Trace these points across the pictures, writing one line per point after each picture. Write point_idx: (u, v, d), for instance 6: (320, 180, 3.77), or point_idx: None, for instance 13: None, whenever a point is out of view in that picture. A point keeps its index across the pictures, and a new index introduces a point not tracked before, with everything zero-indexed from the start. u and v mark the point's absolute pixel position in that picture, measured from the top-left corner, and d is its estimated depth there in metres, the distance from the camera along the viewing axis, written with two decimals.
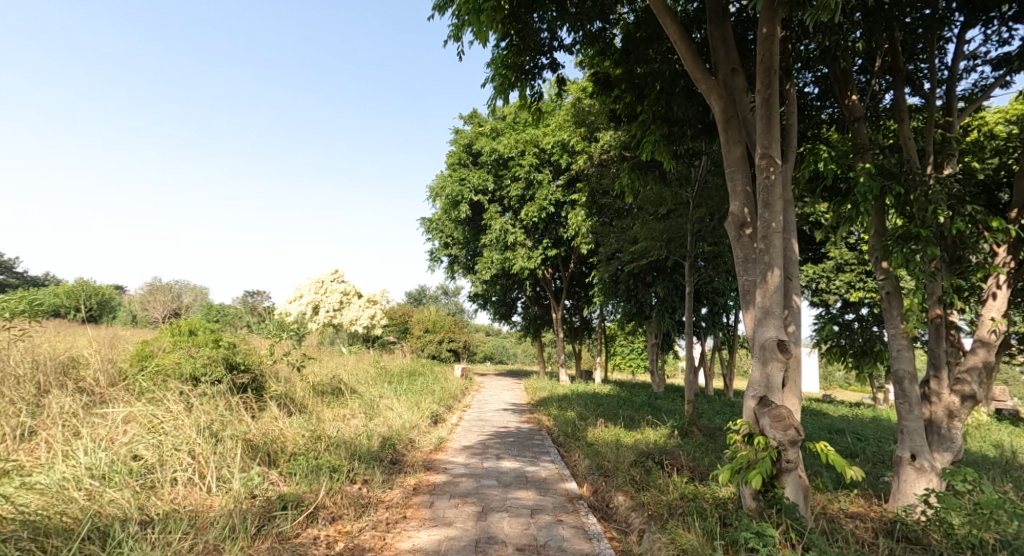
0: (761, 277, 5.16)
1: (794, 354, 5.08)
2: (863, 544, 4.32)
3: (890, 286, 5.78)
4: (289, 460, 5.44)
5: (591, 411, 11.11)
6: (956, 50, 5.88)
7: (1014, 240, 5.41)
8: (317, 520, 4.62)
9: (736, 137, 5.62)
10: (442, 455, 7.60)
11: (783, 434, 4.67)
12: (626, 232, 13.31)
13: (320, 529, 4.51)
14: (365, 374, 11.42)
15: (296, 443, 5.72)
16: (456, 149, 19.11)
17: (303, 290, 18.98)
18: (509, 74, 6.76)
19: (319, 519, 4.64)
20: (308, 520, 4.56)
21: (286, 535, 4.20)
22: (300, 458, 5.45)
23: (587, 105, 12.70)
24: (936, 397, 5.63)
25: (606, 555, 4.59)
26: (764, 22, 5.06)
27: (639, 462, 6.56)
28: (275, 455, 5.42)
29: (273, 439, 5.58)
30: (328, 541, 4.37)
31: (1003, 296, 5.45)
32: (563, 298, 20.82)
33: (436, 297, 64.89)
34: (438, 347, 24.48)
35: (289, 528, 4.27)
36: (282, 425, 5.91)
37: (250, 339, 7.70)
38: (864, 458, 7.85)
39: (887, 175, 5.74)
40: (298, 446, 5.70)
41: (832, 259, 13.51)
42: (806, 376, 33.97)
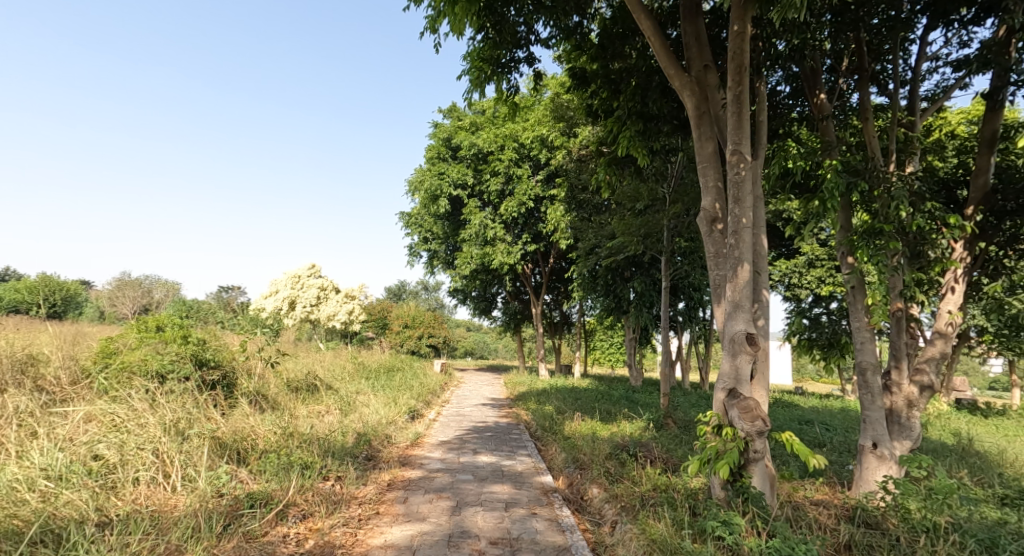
0: (731, 272, 5.25)
1: (762, 347, 5.18)
2: (825, 531, 4.45)
3: (855, 280, 5.92)
4: (260, 458, 5.37)
5: (569, 405, 11.18)
6: (920, 51, 6.03)
7: (971, 235, 5.59)
8: (287, 518, 4.57)
9: (708, 133, 5.71)
10: (418, 451, 7.58)
11: (750, 425, 4.76)
12: (604, 227, 13.41)
13: (290, 527, 4.47)
14: (342, 370, 11.30)
15: (268, 440, 5.65)
16: (435, 143, 18.98)
17: (279, 285, 18.57)
18: (484, 68, 6.77)
19: (289, 517, 4.59)
20: (277, 518, 4.51)
21: (254, 534, 4.15)
22: (270, 455, 5.38)
23: (565, 100, 12.73)
24: (896, 387, 5.80)
25: (578, 547, 4.64)
26: (735, 19, 5.11)
27: (614, 455, 6.64)
28: (245, 453, 5.34)
29: (243, 437, 5.50)
30: (298, 539, 4.33)
31: (960, 291, 5.63)
32: (543, 293, 20.90)
33: (415, 292, 64.55)
34: (417, 343, 24.36)
35: (256, 527, 4.22)
36: (253, 422, 5.82)
37: (221, 335, 7.53)
38: (832, 447, 8.06)
39: (852, 172, 5.88)
40: (270, 443, 5.63)
41: (804, 254, 13.78)
42: (780, 368, 34.71)
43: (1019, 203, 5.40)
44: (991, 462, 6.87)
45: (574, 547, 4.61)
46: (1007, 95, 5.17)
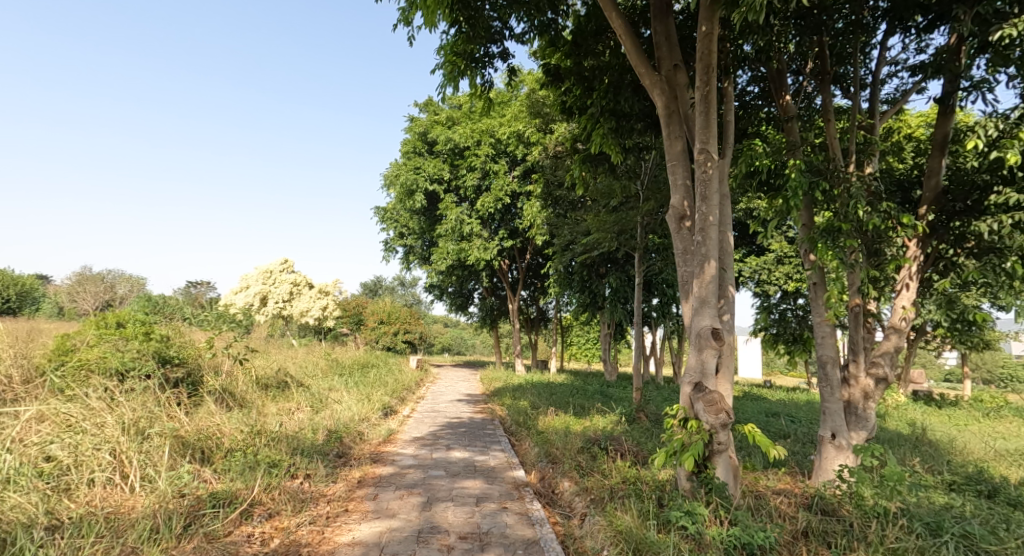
0: (698, 268, 5.35)
1: (727, 342, 5.30)
2: (785, 519, 4.57)
3: (816, 276, 6.11)
4: (225, 457, 5.29)
5: (543, 400, 11.27)
6: (879, 56, 6.22)
7: (923, 235, 5.79)
8: (252, 518, 4.52)
9: (677, 132, 5.80)
10: (391, 448, 7.54)
11: (714, 417, 4.91)
12: (579, 223, 13.50)
13: (254, 526, 4.42)
14: (315, 367, 11.16)
15: (234, 439, 5.56)
16: (411, 137, 18.77)
17: (249, 281, 18.17)
18: (458, 62, 6.74)
19: (254, 516, 4.55)
20: (241, 518, 4.47)
21: (216, 534, 4.11)
22: (235, 455, 5.30)
23: (541, 96, 12.74)
24: (854, 380, 6.01)
25: (547, 539, 4.70)
26: (703, 20, 5.20)
27: (586, 449, 6.74)
28: (209, 453, 5.25)
29: (208, 436, 5.40)
30: (262, 538, 4.29)
31: (915, 287, 5.82)
32: (519, 289, 20.95)
33: (391, 287, 64.00)
34: (393, 339, 24.19)
35: (218, 527, 4.16)
36: (219, 420, 5.72)
37: (187, 331, 7.35)
38: (795, 439, 8.32)
39: (815, 171, 6.05)
40: (236, 442, 5.55)
41: (773, 252, 14.09)
42: (750, 362, 35.50)
43: (969, 203, 5.58)
44: (942, 450, 7.17)
45: (543, 540, 4.67)
46: (958, 100, 5.36)
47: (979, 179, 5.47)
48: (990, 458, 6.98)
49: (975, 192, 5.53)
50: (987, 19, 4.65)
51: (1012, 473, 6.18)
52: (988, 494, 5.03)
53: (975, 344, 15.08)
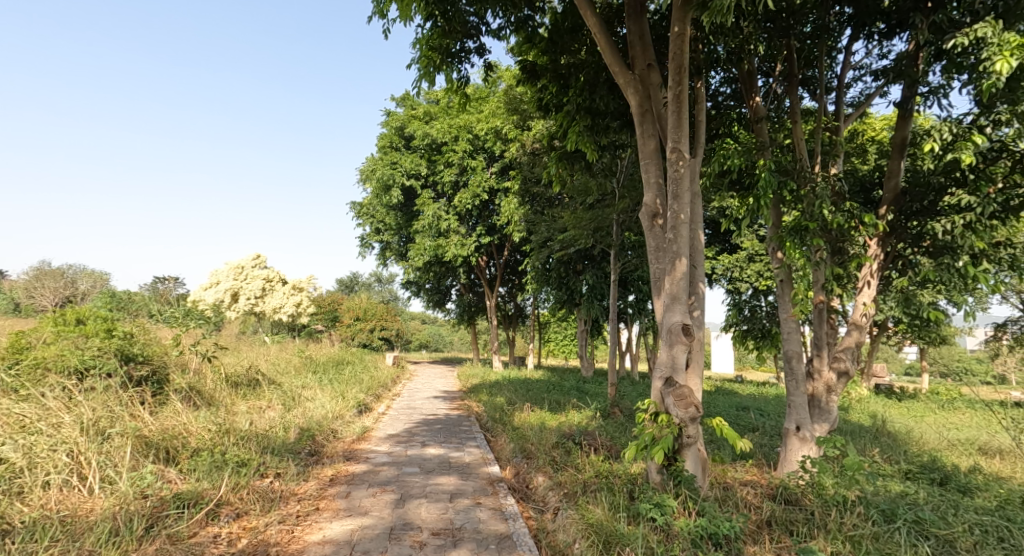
0: (670, 265, 5.44)
1: (697, 338, 5.40)
2: (750, 508, 4.69)
3: (783, 274, 6.28)
4: (192, 456, 5.19)
5: (519, 396, 11.31)
6: (844, 60, 6.38)
7: (883, 234, 5.98)
8: (219, 518, 4.47)
9: (650, 131, 5.87)
10: (365, 445, 7.49)
11: (684, 411, 5.01)
12: (556, 221, 13.58)
13: (221, 527, 4.37)
14: (288, 365, 10.97)
15: (201, 438, 5.45)
16: (387, 131, 18.57)
17: (219, 276, 17.66)
18: (433, 57, 6.69)
19: (221, 516, 4.49)
20: (207, 519, 4.41)
21: (180, 535, 4.05)
22: (202, 454, 5.20)
23: (519, 93, 12.72)
24: (818, 374, 6.19)
25: (519, 534, 4.73)
26: (675, 20, 5.28)
27: (560, 444, 6.80)
28: (175, 452, 5.14)
29: (174, 435, 5.29)
30: (229, 538, 4.24)
31: (875, 284, 6.00)
32: (497, 285, 20.97)
33: (368, 284, 63.32)
34: (368, 336, 23.93)
35: (183, 529, 4.10)
36: (186, 419, 5.62)
37: (152, 328, 7.16)
38: (762, 432, 8.53)
39: (782, 171, 6.19)
40: (203, 441, 5.44)
41: (745, 250, 14.37)
42: (723, 358, 36.17)
43: (924, 204, 5.80)
44: (900, 441, 7.45)
45: (515, 535, 4.71)
46: (916, 105, 5.54)
47: (935, 181, 5.66)
48: (944, 447, 7.28)
49: (930, 194, 5.74)
50: (943, 27, 4.82)
51: (964, 461, 6.47)
52: (940, 481, 5.26)
53: (933, 339, 15.66)
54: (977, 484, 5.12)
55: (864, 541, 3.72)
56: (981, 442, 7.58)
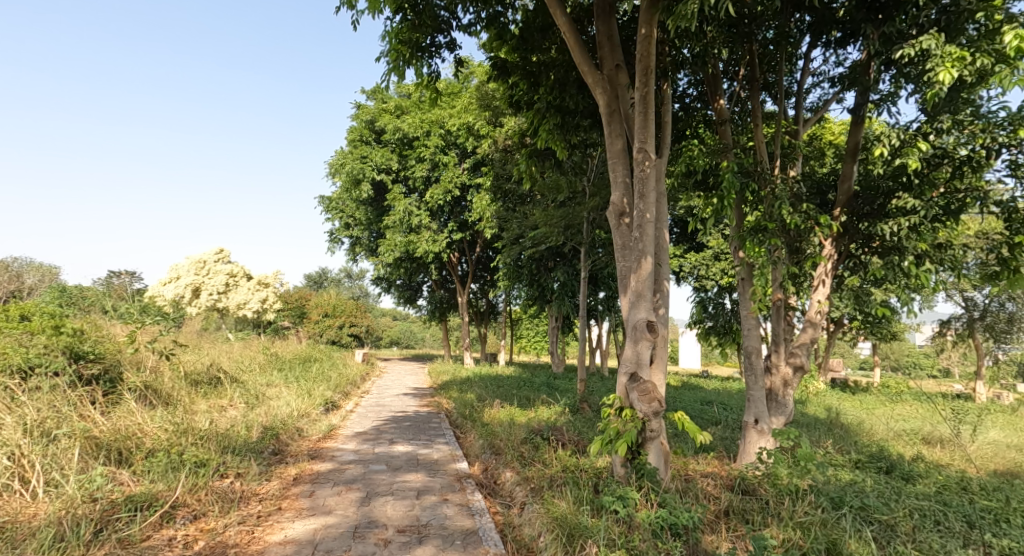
0: (635, 263, 5.53)
1: (661, 334, 5.52)
2: (709, 499, 4.82)
3: (744, 272, 6.45)
4: (146, 457, 5.04)
5: (489, 392, 11.35)
6: (804, 67, 6.58)
7: (836, 235, 6.20)
8: (174, 520, 4.38)
9: (618, 131, 5.95)
10: (331, 443, 7.42)
11: (647, 406, 5.12)
12: (527, 218, 13.63)
13: (177, 529, 4.29)
14: (252, 362, 10.74)
15: (157, 438, 5.30)
16: (357, 124, 18.26)
17: (180, 271, 17.15)
18: (403, 51, 6.58)
19: (177, 518, 4.40)
20: (162, 521, 4.31)
21: (133, 539, 3.96)
22: (157, 455, 5.04)
23: (491, 89, 12.68)
24: (775, 369, 6.39)
25: (485, 530, 4.77)
26: (643, 22, 5.33)
27: (528, 439, 6.86)
28: (129, 453, 5.00)
29: (127, 436, 5.13)
30: (186, 541, 4.16)
31: (830, 283, 6.21)
32: (468, 282, 20.93)
33: (337, 279, 62.27)
34: (337, 332, 23.59)
35: (135, 532, 4.01)
36: (141, 420, 5.46)
37: (105, 325, 6.91)
38: (724, 425, 8.76)
39: (744, 173, 6.33)
40: (159, 442, 5.29)
41: (711, 249, 14.68)
42: (690, 353, 36.94)
43: (874, 207, 5.99)
44: (852, 432, 7.76)
45: (481, 530, 4.74)
46: (869, 111, 5.76)
47: (884, 185, 5.91)
48: (891, 438, 7.61)
49: (880, 197, 5.94)
50: (892, 38, 5.02)
51: (908, 451, 6.79)
52: (887, 470, 5.52)
53: (885, 336, 16.36)
54: (919, 471, 5.39)
55: (813, 527, 3.85)
56: (925, 432, 7.96)
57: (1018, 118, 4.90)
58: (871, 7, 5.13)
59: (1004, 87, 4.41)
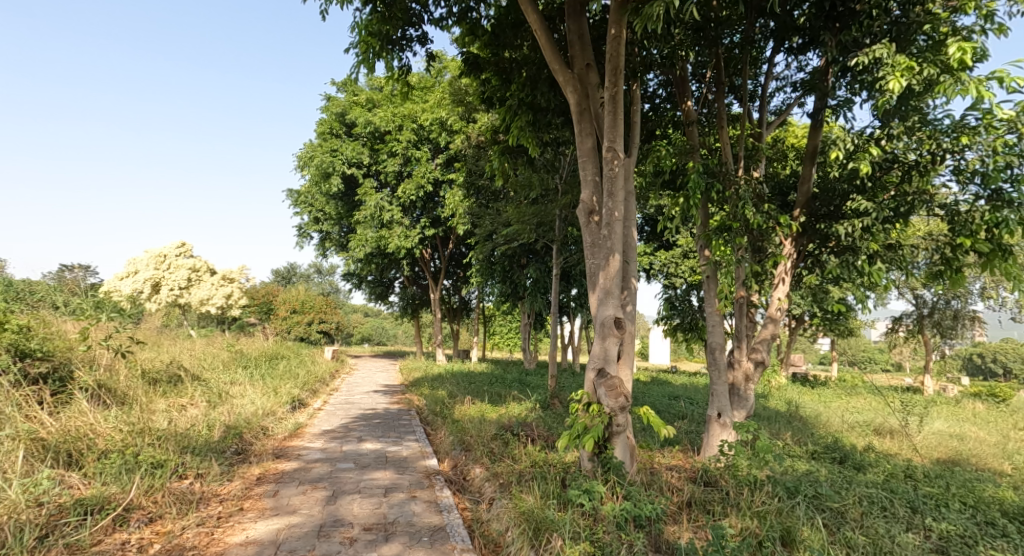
0: (604, 261, 5.58)
1: (628, 331, 5.60)
2: (673, 491, 4.92)
3: (709, 270, 6.57)
4: (98, 459, 4.89)
5: (461, 389, 11.34)
6: (767, 72, 6.73)
7: (796, 235, 6.37)
8: (128, 524, 4.26)
9: (588, 129, 6.00)
10: (297, 442, 7.30)
11: (614, 401, 5.18)
12: (500, 214, 13.64)
13: (131, 532, 4.18)
14: (216, 359, 10.48)
15: (111, 439, 5.15)
16: (327, 117, 17.93)
17: (138, 265, 16.59)
18: (373, 42, 6.48)
19: (131, 521, 4.29)
20: (114, 524, 4.19)
21: (82, 544, 3.84)
22: (111, 456, 4.88)
23: (464, 85, 12.59)
24: (738, 364, 6.56)
25: (453, 525, 4.77)
26: (612, 22, 5.36)
27: (498, 435, 6.87)
28: (80, 455, 4.84)
29: (77, 437, 4.97)
30: (140, 544, 4.05)
31: (790, 281, 6.38)
32: (441, 278, 20.82)
33: (306, 275, 61.16)
34: (306, 329, 23.20)
35: (86, 537, 3.88)
36: (92, 420, 5.29)
37: (55, 321, 6.64)
38: (690, 419, 8.95)
39: (709, 173, 6.45)
40: (113, 442, 5.13)
41: (680, 247, 14.91)
42: (659, 349, 37.56)
43: (831, 208, 6.20)
44: (810, 424, 8.03)
45: (448, 526, 4.74)
46: (827, 116, 5.93)
47: (840, 187, 6.13)
48: (845, 429, 7.91)
49: (836, 199, 6.16)
50: (848, 46, 5.18)
51: (861, 441, 7.07)
52: (841, 460, 5.73)
53: (843, 332, 16.94)
54: (870, 461, 5.61)
55: (769, 515, 3.96)
56: (876, 424, 8.29)
57: (960, 126, 5.03)
58: (829, 15, 5.29)
59: (949, 96, 4.60)
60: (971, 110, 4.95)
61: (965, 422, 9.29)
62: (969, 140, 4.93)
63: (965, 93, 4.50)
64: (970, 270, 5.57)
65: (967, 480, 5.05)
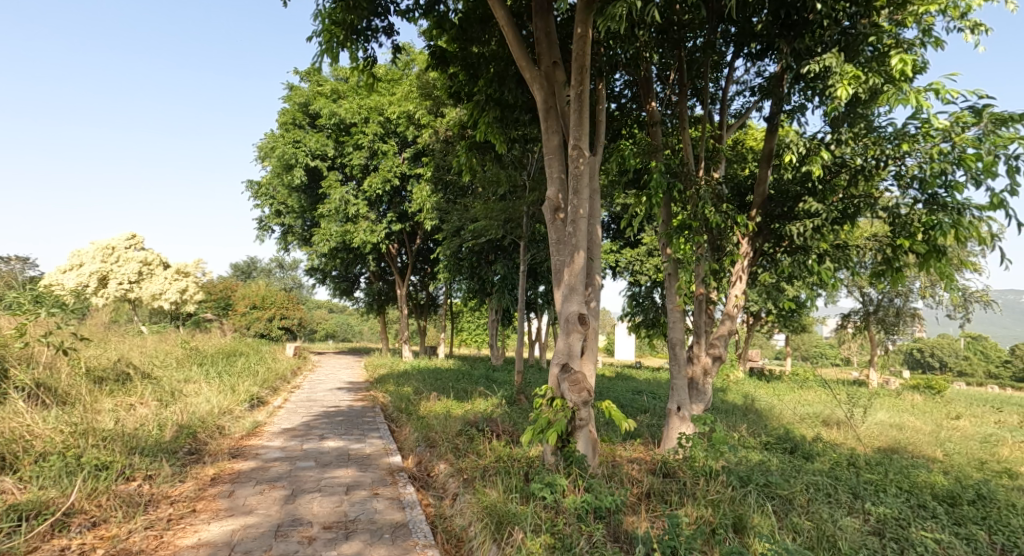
0: (569, 257, 5.67)
1: (592, 327, 5.69)
2: (633, 483, 5.04)
3: (671, 267, 6.73)
4: (36, 462, 4.71)
5: (426, 385, 11.30)
6: (728, 76, 6.92)
7: (752, 234, 6.60)
8: (68, 529, 4.12)
9: (554, 127, 6.06)
10: (255, 441, 7.18)
11: (577, 396, 5.27)
12: (467, 210, 13.63)
13: (72, 538, 4.04)
14: (169, 357, 10.15)
15: (50, 441, 4.97)
16: (290, 107, 17.53)
17: (83, 258, 15.92)
18: (337, 32, 6.37)
19: (72, 527, 4.15)
20: (53, 531, 4.05)
21: (15, 552, 3.70)
22: (50, 459, 4.71)
23: (432, 78, 12.48)
24: (697, 359, 6.75)
25: (414, 522, 4.78)
26: (578, 22, 5.43)
27: (463, 431, 6.90)
28: (15, 458, 4.66)
29: (12, 440, 4.79)
30: (82, 550, 3.93)
31: (746, 278, 6.59)
32: (407, 273, 20.64)
33: (268, 269, 59.66)
34: (267, 325, 22.68)
35: (22, 543, 3.74)
36: (30, 421, 5.09)
37: None
38: (651, 413, 9.15)
39: (671, 173, 6.61)
40: (53, 444, 4.95)
41: (644, 245, 15.18)
42: (624, 345, 38.21)
43: (785, 210, 6.45)
44: (765, 417, 8.34)
45: (411, 523, 4.75)
46: (782, 120, 6.15)
47: (793, 189, 6.39)
48: (796, 421, 8.24)
49: (789, 201, 6.42)
50: (802, 54, 5.39)
51: (811, 432, 7.39)
52: (792, 450, 5.98)
53: (798, 328, 17.58)
54: (818, 450, 5.88)
55: (722, 503, 4.10)
56: (825, 415, 8.67)
57: (902, 134, 5.28)
58: (785, 22, 5.47)
59: (892, 105, 4.85)
60: (912, 119, 5.19)
61: (905, 413, 9.80)
62: (909, 147, 5.23)
63: (906, 102, 4.75)
64: (910, 269, 5.89)
65: (904, 467, 5.35)
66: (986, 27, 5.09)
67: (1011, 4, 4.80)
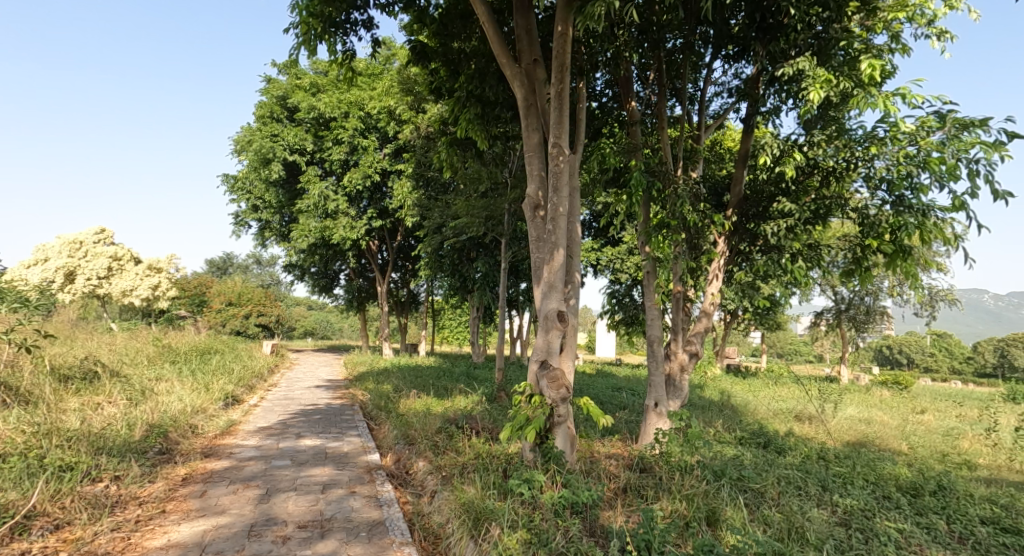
0: (548, 255, 5.68)
1: (570, 324, 5.71)
2: (610, 478, 5.07)
3: (649, 265, 6.77)
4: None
5: (406, 383, 11.22)
6: (706, 76, 6.98)
7: (728, 232, 6.68)
8: (30, 533, 4.00)
9: (534, 125, 6.06)
10: (229, 440, 7.06)
11: (556, 392, 5.27)
12: (448, 207, 13.57)
13: (34, 541, 3.93)
14: (140, 355, 9.90)
15: (12, 443, 4.81)
16: (267, 100, 17.22)
17: (49, 253, 15.40)
18: (314, 24, 6.22)
19: (34, 530, 4.03)
20: (13, 534, 3.92)
21: None
22: (11, 461, 4.56)
23: (413, 74, 12.37)
24: (674, 355, 6.81)
25: (391, 520, 4.74)
26: (558, 20, 5.44)
27: (443, 429, 6.86)
28: None
29: None
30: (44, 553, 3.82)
31: (722, 276, 6.66)
32: (387, 270, 20.47)
33: (245, 265, 58.60)
34: (243, 322, 22.30)
35: None
36: None
37: None
38: (629, 409, 9.22)
39: (650, 172, 6.65)
40: (15, 446, 4.80)
41: (624, 243, 15.29)
42: (605, 342, 38.47)
43: (760, 209, 6.57)
44: (741, 412, 8.47)
45: (387, 521, 4.71)
46: (758, 122, 6.23)
47: (768, 189, 6.50)
48: (770, 416, 8.39)
49: (764, 201, 6.53)
50: (778, 57, 5.48)
51: (784, 427, 7.53)
52: (766, 444, 6.08)
53: (773, 325, 17.88)
54: (790, 444, 6.00)
55: (696, 497, 4.15)
56: (799, 410, 8.84)
57: (871, 136, 5.39)
58: (763, 24, 5.53)
59: (862, 108, 4.96)
60: (881, 123, 5.30)
61: (875, 408, 10.03)
62: (878, 150, 5.34)
63: (875, 105, 4.88)
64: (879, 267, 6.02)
65: (871, 460, 5.48)
66: (952, 34, 5.22)
67: (977, 13, 4.92)
